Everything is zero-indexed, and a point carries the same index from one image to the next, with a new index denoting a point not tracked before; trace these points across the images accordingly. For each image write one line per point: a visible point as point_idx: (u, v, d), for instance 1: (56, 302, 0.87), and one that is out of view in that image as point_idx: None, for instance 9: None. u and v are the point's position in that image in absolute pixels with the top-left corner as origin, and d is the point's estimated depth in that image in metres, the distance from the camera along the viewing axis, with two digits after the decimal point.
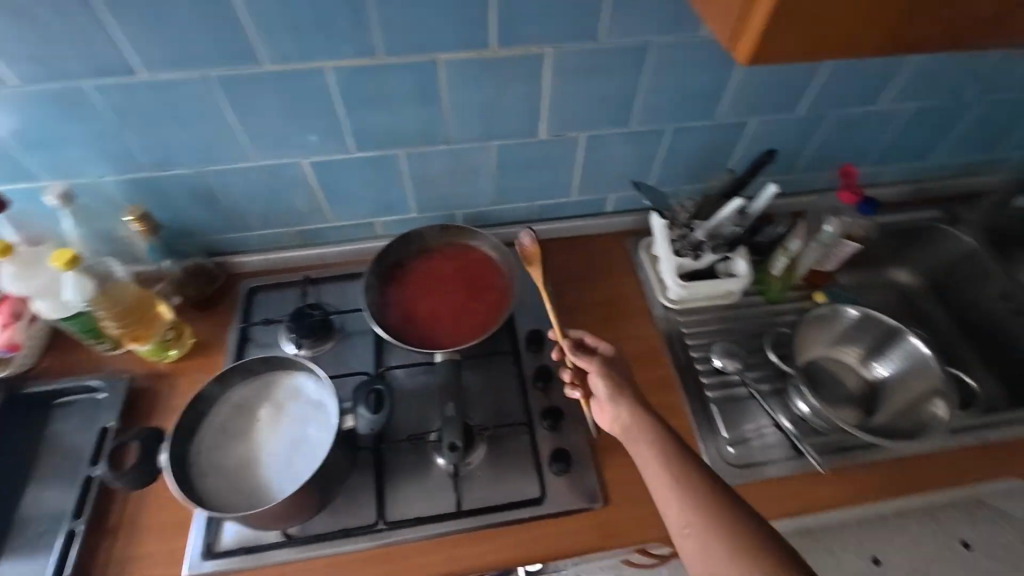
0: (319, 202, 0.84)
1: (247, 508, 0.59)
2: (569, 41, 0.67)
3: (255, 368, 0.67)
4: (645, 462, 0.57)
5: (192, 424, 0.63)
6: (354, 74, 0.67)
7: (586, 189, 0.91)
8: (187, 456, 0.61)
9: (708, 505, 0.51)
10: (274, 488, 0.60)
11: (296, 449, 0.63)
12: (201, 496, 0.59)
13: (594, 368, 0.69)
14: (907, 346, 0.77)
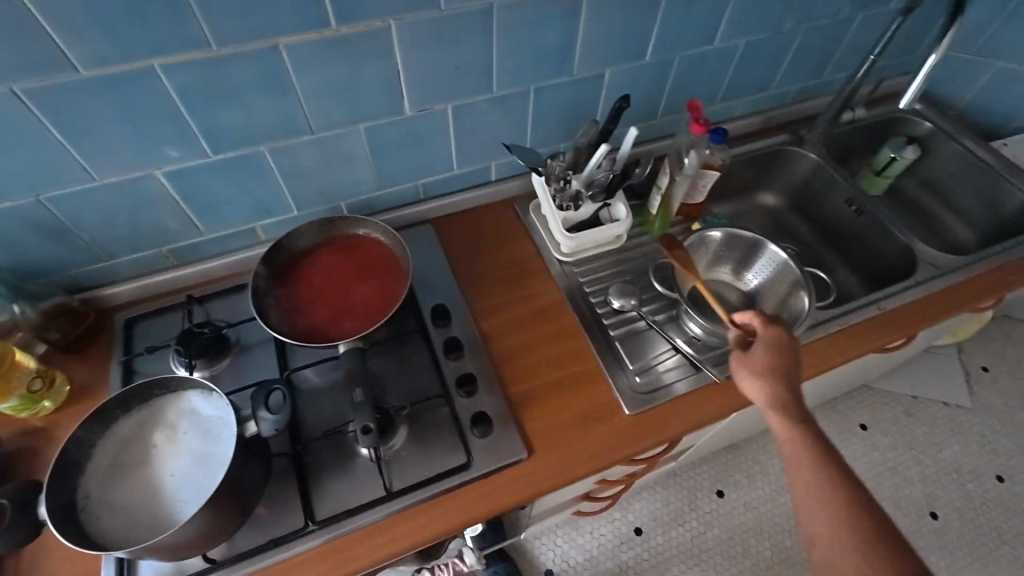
0: (186, 214, 0.79)
1: (151, 537, 0.56)
2: (412, 12, 0.67)
3: (142, 396, 0.63)
4: (811, 461, 0.61)
5: (75, 470, 0.58)
6: (189, 71, 0.63)
7: (466, 161, 0.92)
8: (74, 504, 0.56)
9: (864, 526, 0.56)
10: (179, 511, 0.57)
11: (197, 467, 0.59)
12: (98, 537, 0.55)
13: (774, 354, 0.69)
14: (769, 255, 0.86)
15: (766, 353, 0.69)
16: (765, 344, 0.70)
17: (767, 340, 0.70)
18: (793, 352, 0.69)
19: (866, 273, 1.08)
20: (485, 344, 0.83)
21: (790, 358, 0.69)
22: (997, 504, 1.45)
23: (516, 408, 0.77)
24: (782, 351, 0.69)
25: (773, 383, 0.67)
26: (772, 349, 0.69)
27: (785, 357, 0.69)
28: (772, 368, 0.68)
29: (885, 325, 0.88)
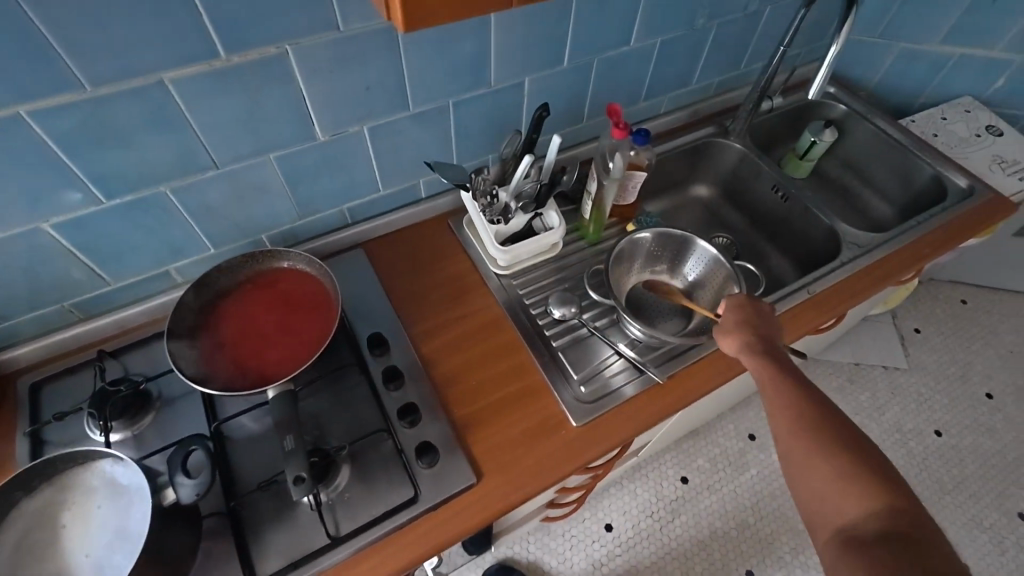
0: (86, 266, 0.73)
1: None
2: (309, 35, 0.64)
3: (49, 472, 0.57)
4: (784, 389, 0.67)
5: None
6: (64, 115, 0.58)
7: (392, 180, 0.89)
8: None
9: (814, 423, 0.63)
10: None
11: (114, 543, 0.54)
12: None
13: (750, 315, 0.77)
14: (700, 251, 0.87)
15: (746, 311, 0.78)
16: (743, 304, 0.78)
17: (741, 302, 0.79)
18: (769, 315, 0.78)
19: (796, 255, 1.12)
20: (426, 368, 0.81)
21: (764, 319, 0.77)
22: (938, 458, 1.53)
23: (462, 432, 0.75)
24: (758, 311, 0.78)
25: (748, 333, 0.75)
26: (748, 310, 0.77)
27: (761, 318, 0.77)
28: (748, 325, 0.76)
29: (816, 307, 0.91)
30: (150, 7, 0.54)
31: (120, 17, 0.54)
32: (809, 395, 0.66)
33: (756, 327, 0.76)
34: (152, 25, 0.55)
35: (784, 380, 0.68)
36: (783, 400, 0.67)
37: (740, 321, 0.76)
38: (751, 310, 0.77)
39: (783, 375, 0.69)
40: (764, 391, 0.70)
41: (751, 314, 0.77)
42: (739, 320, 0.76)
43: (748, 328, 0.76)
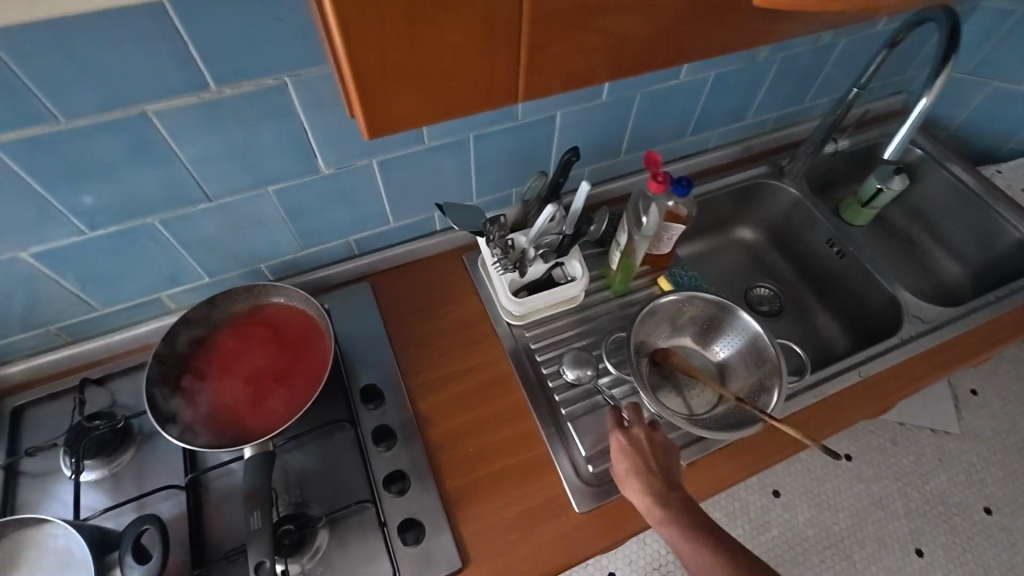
0: (73, 292, 0.69)
1: None
2: (308, 67, 0.57)
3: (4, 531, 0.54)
4: (698, 554, 0.57)
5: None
6: (37, 148, 0.53)
7: (404, 213, 0.82)
8: None
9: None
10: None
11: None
12: None
13: (643, 452, 0.64)
14: (739, 323, 0.77)
15: (624, 449, 0.65)
16: (620, 440, 0.66)
17: (620, 435, 0.66)
18: (654, 444, 0.65)
19: (847, 317, 0.99)
20: (421, 427, 0.74)
21: (663, 453, 0.65)
22: (985, 540, 1.38)
23: (452, 507, 0.68)
24: (644, 441, 0.65)
25: (638, 482, 0.62)
26: (640, 449, 0.65)
27: (655, 455, 0.65)
28: (641, 468, 0.63)
29: (866, 394, 0.79)
30: (129, 40, 0.48)
31: (93, 50, 0.47)
32: (730, 547, 0.57)
33: (641, 466, 0.63)
34: (129, 55, 0.49)
35: (696, 536, 0.58)
36: (700, 567, 0.56)
37: (630, 469, 0.63)
38: (635, 444, 0.65)
39: (695, 529, 0.58)
40: (678, 555, 0.58)
41: (649, 449, 0.65)
42: (632, 466, 0.63)
43: (630, 471, 0.63)
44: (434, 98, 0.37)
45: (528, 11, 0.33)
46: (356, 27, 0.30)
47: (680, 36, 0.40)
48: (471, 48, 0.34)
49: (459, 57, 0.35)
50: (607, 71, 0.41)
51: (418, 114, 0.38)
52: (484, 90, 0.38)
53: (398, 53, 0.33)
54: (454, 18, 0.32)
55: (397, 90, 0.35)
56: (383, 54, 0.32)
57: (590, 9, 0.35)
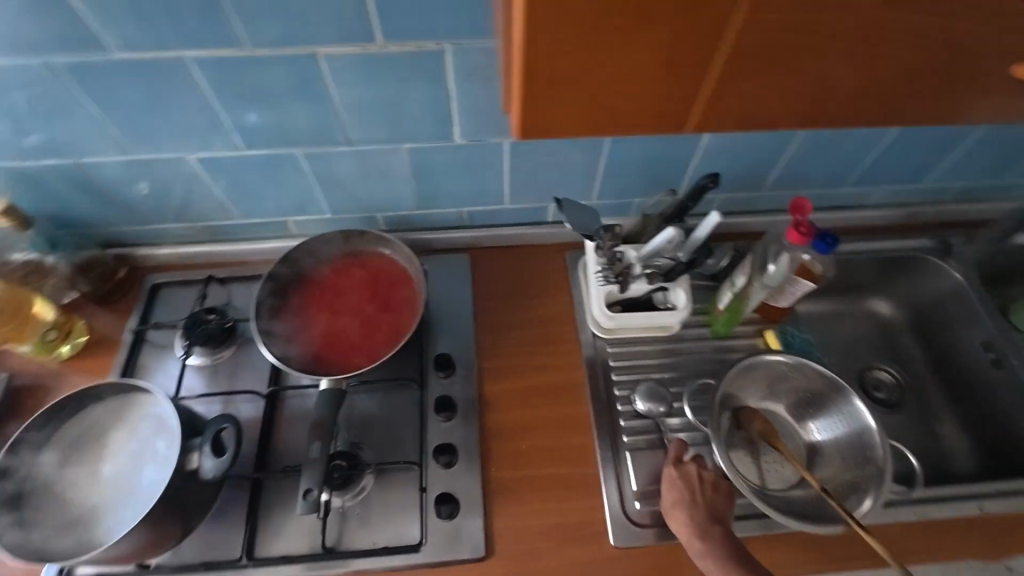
0: (220, 198, 0.77)
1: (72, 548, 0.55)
2: (470, 38, 0.57)
3: (120, 387, 0.63)
4: None
5: (25, 457, 0.59)
6: (221, 68, 0.58)
7: (521, 197, 0.81)
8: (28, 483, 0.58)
9: None
10: (104, 533, 0.56)
11: (134, 484, 0.58)
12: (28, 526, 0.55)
13: (694, 488, 0.63)
14: (849, 410, 0.69)
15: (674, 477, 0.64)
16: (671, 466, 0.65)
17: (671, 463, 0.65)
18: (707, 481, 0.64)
19: (984, 436, 0.83)
20: (482, 409, 0.75)
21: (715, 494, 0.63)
22: None
23: (490, 496, 0.69)
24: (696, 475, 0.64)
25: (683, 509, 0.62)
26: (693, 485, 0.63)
27: (708, 492, 0.63)
28: (689, 501, 0.62)
29: (981, 533, 0.67)
30: None
31: None
32: None
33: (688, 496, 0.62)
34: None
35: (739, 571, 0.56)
36: None
37: (676, 500, 0.62)
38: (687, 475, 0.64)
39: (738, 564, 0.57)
40: None
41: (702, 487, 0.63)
42: (679, 500, 0.62)
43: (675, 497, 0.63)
44: (597, 111, 0.38)
45: (722, 47, 0.34)
46: (541, 37, 0.32)
47: (876, 95, 0.38)
48: (650, 72, 0.35)
49: (635, 76, 0.36)
50: (771, 120, 0.40)
51: (574, 124, 0.39)
52: (648, 112, 0.39)
53: (577, 64, 0.34)
54: (643, 40, 0.33)
55: (564, 98, 0.37)
56: (559, 64, 0.34)
57: (786, 55, 0.34)
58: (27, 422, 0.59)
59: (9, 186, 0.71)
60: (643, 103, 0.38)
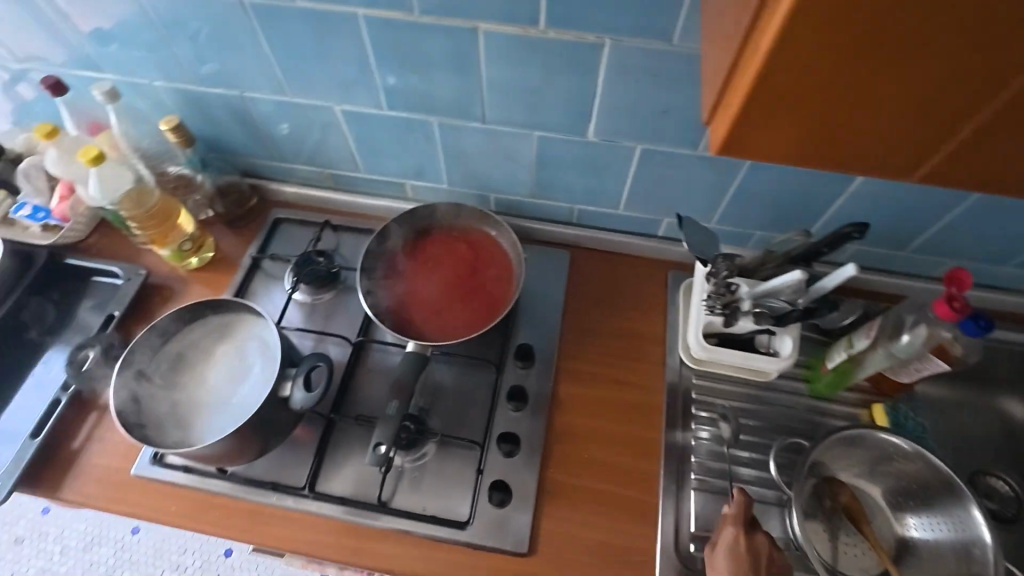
0: (351, 151, 0.81)
1: (173, 440, 0.61)
2: (634, 36, 0.55)
3: (235, 306, 0.69)
4: None
5: (146, 351, 0.65)
6: (386, 30, 0.60)
7: (636, 206, 0.79)
8: (144, 373, 0.64)
9: None
10: (199, 436, 0.61)
11: (231, 398, 0.63)
12: (141, 413, 0.61)
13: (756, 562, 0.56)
14: (963, 518, 0.61)
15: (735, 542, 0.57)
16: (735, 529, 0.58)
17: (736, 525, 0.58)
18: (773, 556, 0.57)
19: None
20: (552, 408, 0.74)
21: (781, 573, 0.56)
22: None
23: (542, 496, 0.68)
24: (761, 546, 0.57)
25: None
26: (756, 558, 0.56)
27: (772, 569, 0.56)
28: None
29: None
30: None
31: None
32: None
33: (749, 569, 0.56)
34: None
35: None
36: None
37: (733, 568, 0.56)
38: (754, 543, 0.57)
39: None
40: None
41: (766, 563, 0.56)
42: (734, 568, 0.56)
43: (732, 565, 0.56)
44: (824, 132, 0.32)
45: None
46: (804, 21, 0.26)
47: None
48: (931, 103, 0.29)
49: (900, 94, 0.29)
50: None
51: (792, 145, 0.33)
52: (886, 154, 0.33)
53: (853, 69, 0.28)
54: (948, 48, 0.26)
55: (795, 105, 0.30)
56: (801, 64, 0.28)
57: None
58: (155, 320, 0.66)
59: (180, 107, 0.79)
60: (891, 140, 0.32)
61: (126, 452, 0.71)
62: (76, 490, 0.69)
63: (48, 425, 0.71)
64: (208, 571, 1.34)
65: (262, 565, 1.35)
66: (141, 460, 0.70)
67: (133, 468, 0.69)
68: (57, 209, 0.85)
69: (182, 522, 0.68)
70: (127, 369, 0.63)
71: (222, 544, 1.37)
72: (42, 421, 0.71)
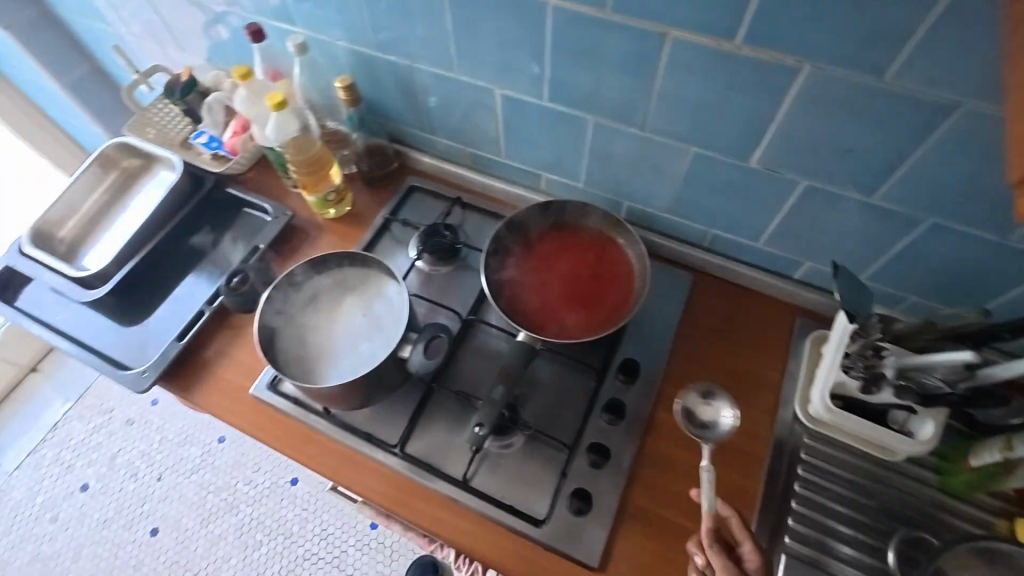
0: (499, 134, 0.83)
1: (295, 373, 0.66)
2: (839, 66, 0.51)
3: (371, 263, 0.72)
4: None
5: (285, 288, 0.70)
6: (572, 22, 0.60)
7: (778, 241, 0.75)
8: (283, 303, 0.69)
9: None
10: (321, 377, 0.65)
11: (354, 348, 0.67)
12: (275, 339, 0.67)
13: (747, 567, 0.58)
14: None
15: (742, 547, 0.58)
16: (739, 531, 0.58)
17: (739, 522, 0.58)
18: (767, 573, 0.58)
19: None
20: (647, 429, 0.72)
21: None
22: None
23: (621, 514, 0.67)
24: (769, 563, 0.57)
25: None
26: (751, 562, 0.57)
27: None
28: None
29: None
30: None
31: None
32: None
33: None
34: None
35: None
36: None
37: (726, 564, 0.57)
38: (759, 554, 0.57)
39: None
40: None
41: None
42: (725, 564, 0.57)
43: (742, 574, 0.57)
44: None
45: None
46: None
47: None
48: None
49: None
50: None
51: None
52: None
53: None
54: None
55: None
56: None
57: None
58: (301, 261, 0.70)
59: (352, 67, 0.83)
60: None
61: (248, 373, 0.78)
62: (202, 396, 0.77)
63: (191, 332, 0.79)
64: (275, 492, 1.45)
65: (321, 500, 1.44)
66: (259, 383, 0.76)
67: (252, 388, 0.76)
68: (229, 143, 0.94)
69: (281, 447, 0.74)
70: (269, 303, 0.68)
71: (290, 471, 1.48)
72: (187, 328, 0.79)
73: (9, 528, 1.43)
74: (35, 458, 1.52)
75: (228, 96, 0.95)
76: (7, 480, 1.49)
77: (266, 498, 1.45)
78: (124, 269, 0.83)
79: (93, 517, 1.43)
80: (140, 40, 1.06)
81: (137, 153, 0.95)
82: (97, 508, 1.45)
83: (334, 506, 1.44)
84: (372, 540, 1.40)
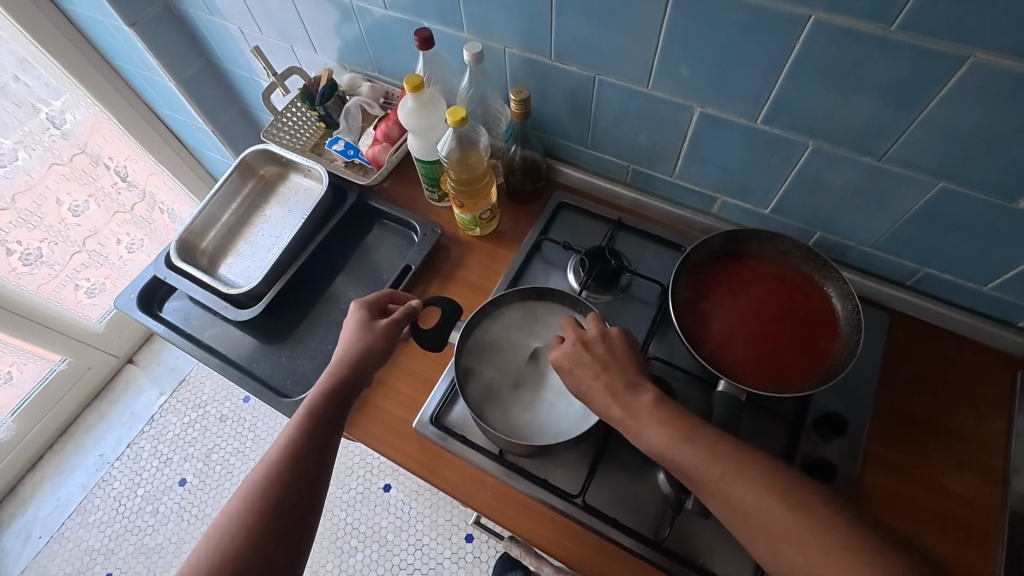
0: (678, 154, 0.76)
1: (479, 403, 0.65)
2: None
3: (574, 311, 0.70)
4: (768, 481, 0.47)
5: (479, 322, 0.70)
6: (834, 40, 0.52)
7: (1014, 286, 0.65)
8: (478, 330, 0.69)
9: None
10: (530, 432, 0.63)
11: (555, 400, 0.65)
12: (468, 363, 0.67)
13: (627, 361, 0.57)
14: None
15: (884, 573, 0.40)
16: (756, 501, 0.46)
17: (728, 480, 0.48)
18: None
19: None
20: (858, 494, 0.65)
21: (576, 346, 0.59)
22: None
23: None
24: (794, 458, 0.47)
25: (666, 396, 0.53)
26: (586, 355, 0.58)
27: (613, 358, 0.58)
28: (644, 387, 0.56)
29: None
30: None
31: None
32: None
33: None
34: None
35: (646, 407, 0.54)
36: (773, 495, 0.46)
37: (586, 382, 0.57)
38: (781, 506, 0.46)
39: None
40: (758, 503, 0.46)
41: (588, 353, 0.58)
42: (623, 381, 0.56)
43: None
44: None
45: None
46: None
47: None
48: None
49: None
50: None
51: None
52: None
53: None
54: None
55: None
56: None
57: None
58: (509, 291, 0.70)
59: (521, 76, 0.77)
60: None
61: (409, 405, 0.74)
62: (361, 428, 0.73)
63: None
64: (368, 499, 1.43)
65: (414, 508, 1.42)
66: (422, 415, 0.72)
67: (414, 421, 0.72)
68: (369, 153, 0.89)
69: (421, 472, 0.70)
70: (471, 326, 0.69)
71: (382, 478, 1.45)
72: None
73: (112, 519, 1.44)
74: (133, 450, 1.53)
75: (366, 100, 0.91)
76: (109, 470, 1.51)
77: (359, 504, 1.43)
78: (276, 288, 0.80)
79: (191, 513, 1.43)
80: (269, 39, 1.01)
81: (275, 161, 0.93)
82: (195, 503, 1.45)
83: (427, 515, 1.41)
84: (468, 553, 1.37)
